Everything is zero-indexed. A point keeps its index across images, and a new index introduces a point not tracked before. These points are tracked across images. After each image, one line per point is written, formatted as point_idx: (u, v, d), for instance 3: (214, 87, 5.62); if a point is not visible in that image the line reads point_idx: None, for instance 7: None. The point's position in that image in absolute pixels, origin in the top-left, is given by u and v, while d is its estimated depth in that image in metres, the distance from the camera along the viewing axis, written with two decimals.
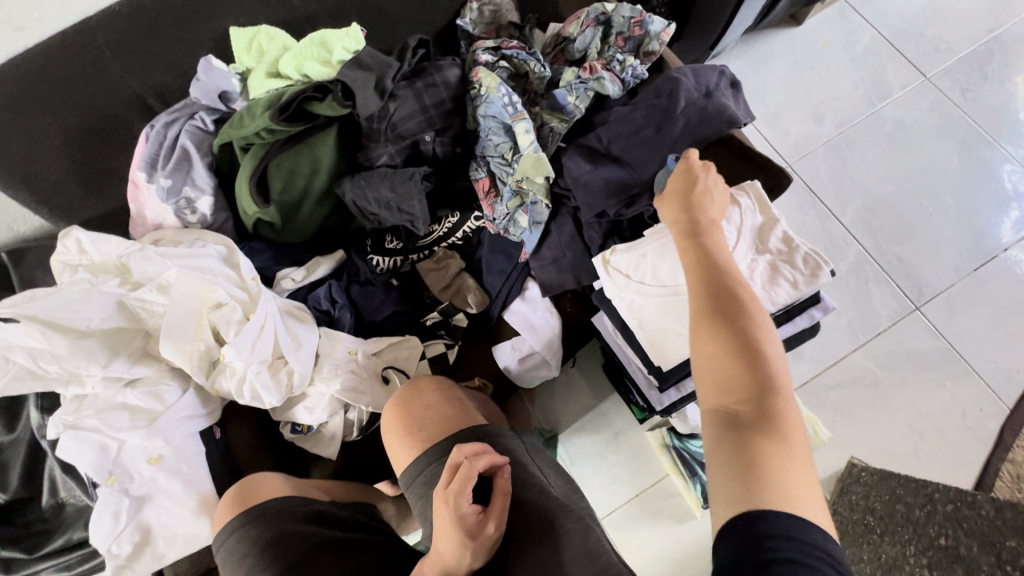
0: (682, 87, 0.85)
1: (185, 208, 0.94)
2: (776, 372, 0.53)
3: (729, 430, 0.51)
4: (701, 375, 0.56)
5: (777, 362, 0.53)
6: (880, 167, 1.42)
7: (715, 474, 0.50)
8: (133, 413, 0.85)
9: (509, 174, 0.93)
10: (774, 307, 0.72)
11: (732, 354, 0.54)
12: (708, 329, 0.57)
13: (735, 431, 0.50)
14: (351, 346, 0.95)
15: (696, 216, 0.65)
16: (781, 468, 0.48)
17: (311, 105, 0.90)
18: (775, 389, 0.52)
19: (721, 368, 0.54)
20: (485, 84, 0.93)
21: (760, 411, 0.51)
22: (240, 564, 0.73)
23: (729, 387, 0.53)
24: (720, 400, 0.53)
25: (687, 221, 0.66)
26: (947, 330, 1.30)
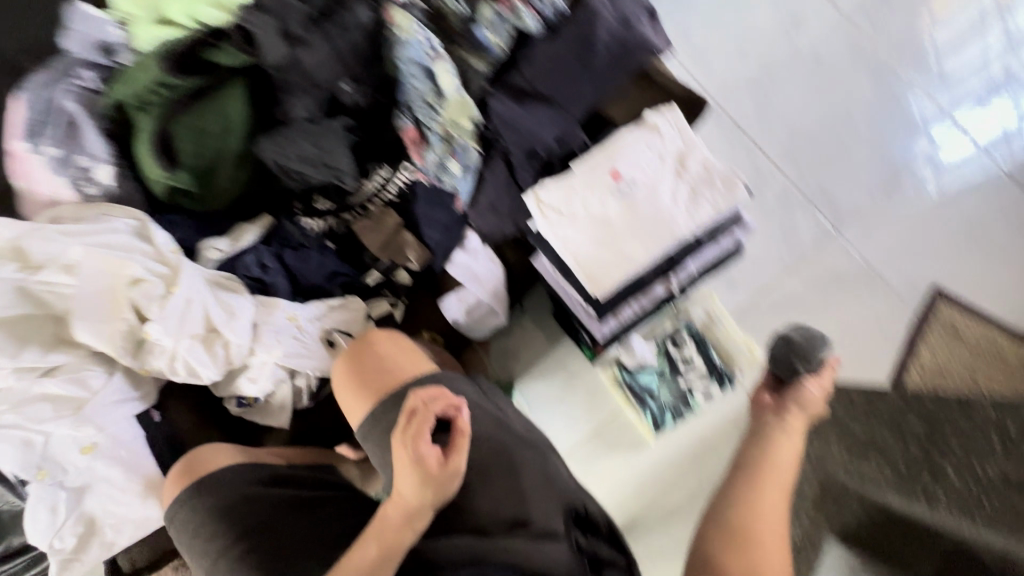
0: (600, 19, 0.84)
1: (82, 179, 0.86)
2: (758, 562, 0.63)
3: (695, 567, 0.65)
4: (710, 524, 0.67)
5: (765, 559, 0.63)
6: (799, 100, 1.49)
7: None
8: (57, 404, 0.80)
9: (435, 121, 0.90)
10: (696, 226, 0.75)
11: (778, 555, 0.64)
12: (742, 499, 0.67)
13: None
14: (290, 312, 0.92)
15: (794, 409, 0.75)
16: None
17: (208, 52, 0.86)
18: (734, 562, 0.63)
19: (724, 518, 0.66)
20: (401, 26, 0.88)
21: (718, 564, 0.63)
22: (198, 532, 0.72)
23: (756, 559, 0.63)
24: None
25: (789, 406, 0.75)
26: (862, 249, 1.41)
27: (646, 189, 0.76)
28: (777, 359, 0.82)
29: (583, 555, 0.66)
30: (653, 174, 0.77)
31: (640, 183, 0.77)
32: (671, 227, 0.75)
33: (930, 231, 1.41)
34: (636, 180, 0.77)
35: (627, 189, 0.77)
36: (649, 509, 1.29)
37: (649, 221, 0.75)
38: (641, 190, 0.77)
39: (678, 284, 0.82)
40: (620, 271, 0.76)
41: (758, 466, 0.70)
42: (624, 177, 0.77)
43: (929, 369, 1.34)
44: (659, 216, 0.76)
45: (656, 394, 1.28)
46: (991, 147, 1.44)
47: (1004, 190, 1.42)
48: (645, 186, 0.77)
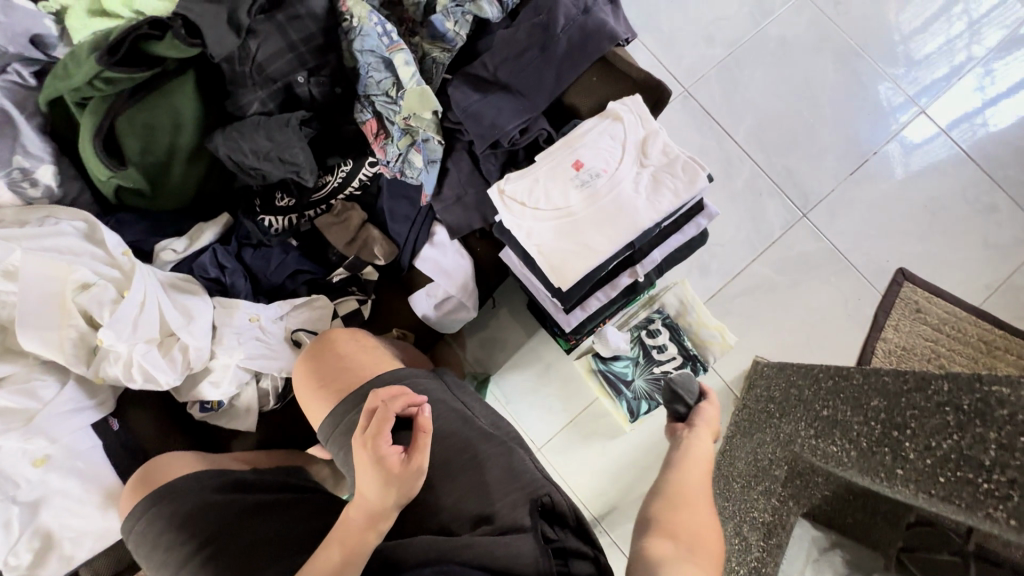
0: (559, 3, 0.82)
1: (20, 180, 0.81)
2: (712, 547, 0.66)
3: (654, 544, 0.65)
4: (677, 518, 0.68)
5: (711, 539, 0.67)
6: (767, 85, 1.49)
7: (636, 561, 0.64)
8: (3, 416, 0.76)
9: (395, 112, 0.88)
10: (659, 216, 0.74)
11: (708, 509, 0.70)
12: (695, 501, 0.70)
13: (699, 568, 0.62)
14: (251, 312, 0.89)
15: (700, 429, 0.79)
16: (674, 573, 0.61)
17: (150, 45, 0.77)
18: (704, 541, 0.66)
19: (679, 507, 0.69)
20: (356, 14, 0.85)
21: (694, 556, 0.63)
22: (157, 543, 0.70)
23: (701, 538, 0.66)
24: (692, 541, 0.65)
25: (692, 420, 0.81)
26: (829, 232, 1.44)
27: (608, 178, 0.75)
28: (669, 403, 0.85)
29: (549, 547, 0.63)
30: (615, 163, 0.76)
31: (602, 172, 0.76)
32: (633, 216, 0.74)
33: (895, 213, 1.44)
34: (598, 170, 0.76)
35: (588, 178, 0.75)
36: (627, 495, 1.30)
37: (611, 211, 0.74)
38: (603, 179, 0.75)
39: (644, 273, 0.81)
40: (583, 261, 0.74)
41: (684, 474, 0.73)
42: (585, 166, 0.76)
43: (894, 347, 1.38)
44: (621, 207, 0.74)
45: (632, 380, 1.26)
46: (953, 129, 1.47)
47: (965, 170, 1.45)
48: (606, 175, 0.76)
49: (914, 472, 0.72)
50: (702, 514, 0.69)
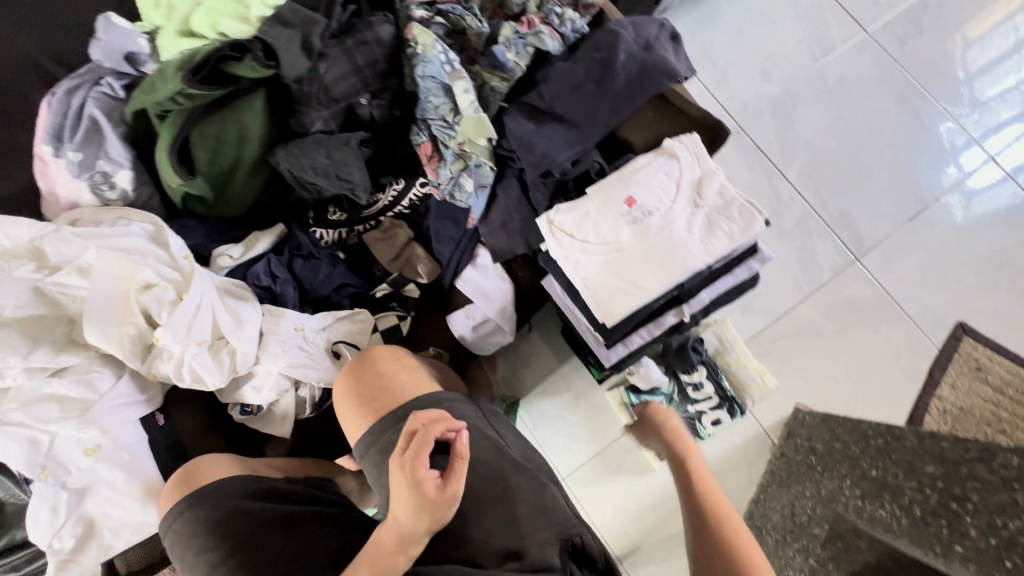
0: (621, 40, 0.83)
1: (102, 183, 0.86)
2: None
3: None
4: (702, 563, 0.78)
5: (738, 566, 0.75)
6: (823, 124, 1.46)
7: None
8: (64, 404, 0.81)
9: (451, 137, 0.90)
10: (711, 257, 0.72)
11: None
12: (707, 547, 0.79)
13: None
14: (297, 322, 0.92)
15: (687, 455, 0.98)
16: None
17: (229, 66, 0.82)
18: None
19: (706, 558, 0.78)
20: (421, 42, 0.88)
21: None
22: (191, 544, 0.72)
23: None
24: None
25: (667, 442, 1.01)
26: (883, 278, 1.37)
27: (661, 217, 0.74)
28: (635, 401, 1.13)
29: None
30: (668, 201, 0.75)
31: (655, 210, 0.75)
32: (684, 256, 0.72)
33: (957, 263, 1.37)
34: (651, 207, 0.75)
35: (640, 216, 0.75)
36: (651, 535, 1.26)
37: (662, 249, 0.73)
38: (656, 218, 0.74)
39: (690, 313, 0.80)
40: (631, 298, 0.73)
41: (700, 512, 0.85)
42: (638, 203, 0.75)
43: (949, 406, 1.29)
44: (673, 246, 0.73)
45: None
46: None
47: None
48: (659, 213, 0.75)
49: (973, 550, 0.87)
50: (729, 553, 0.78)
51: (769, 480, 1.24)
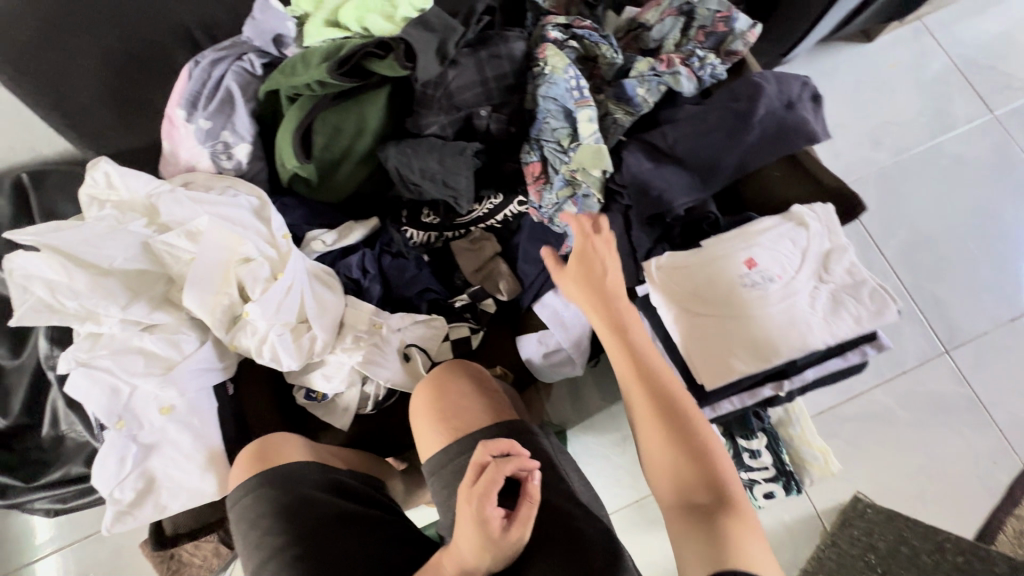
0: (763, 93, 0.79)
1: (221, 153, 0.88)
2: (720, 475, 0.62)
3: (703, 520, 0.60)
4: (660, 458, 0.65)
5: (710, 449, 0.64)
6: (931, 203, 1.38)
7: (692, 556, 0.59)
8: (149, 359, 0.83)
9: (564, 162, 0.88)
10: (833, 339, 0.67)
11: (682, 449, 0.64)
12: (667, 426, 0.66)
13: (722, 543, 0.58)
14: (377, 319, 0.92)
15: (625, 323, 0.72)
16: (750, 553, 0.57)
17: (371, 62, 0.82)
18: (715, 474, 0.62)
19: (665, 454, 0.65)
20: (552, 63, 0.87)
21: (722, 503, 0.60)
22: (257, 523, 0.72)
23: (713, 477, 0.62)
24: (691, 516, 0.61)
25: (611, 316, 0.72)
26: (972, 377, 1.28)
27: (782, 286, 0.70)
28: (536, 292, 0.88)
29: None
30: (791, 270, 0.71)
31: (775, 277, 0.71)
32: (804, 332, 0.68)
33: None
34: (772, 273, 0.71)
35: (759, 280, 0.71)
36: None
37: (779, 320, 0.68)
38: (775, 286, 0.70)
39: (789, 389, 0.75)
40: (737, 364, 0.68)
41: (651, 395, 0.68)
42: (758, 266, 0.71)
43: None
44: (792, 320, 0.68)
45: None
46: None
47: None
48: (781, 281, 0.70)
49: None
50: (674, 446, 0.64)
51: (816, 569, 1.19)
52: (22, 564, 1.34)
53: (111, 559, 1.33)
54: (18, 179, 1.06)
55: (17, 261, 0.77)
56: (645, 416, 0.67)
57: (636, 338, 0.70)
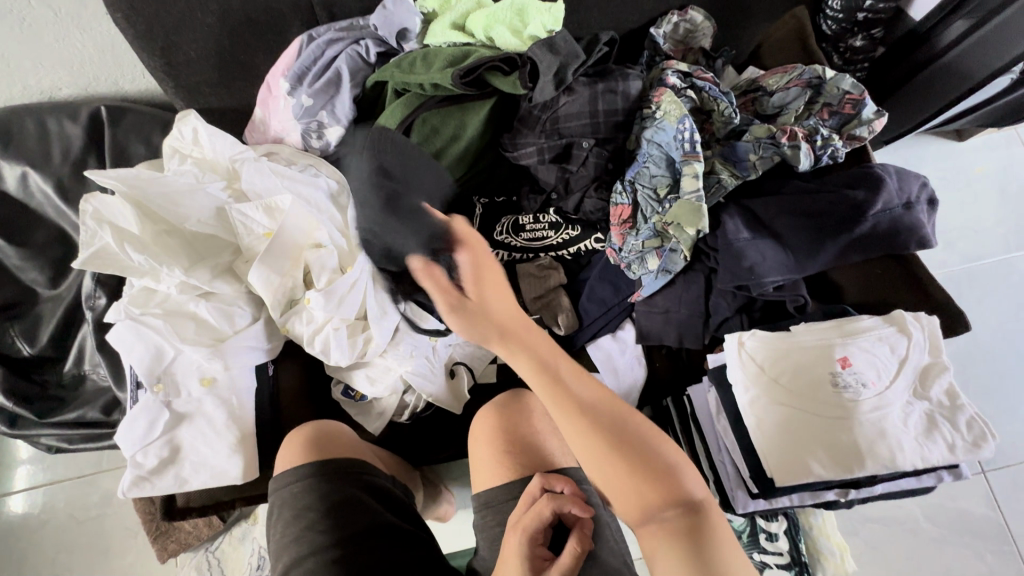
0: (884, 189, 0.76)
1: (313, 131, 0.86)
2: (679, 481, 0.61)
3: (680, 539, 0.57)
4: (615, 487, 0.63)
5: (661, 455, 0.63)
6: (994, 317, 1.34)
7: None
8: (200, 326, 0.80)
9: (656, 212, 0.84)
10: (923, 463, 0.64)
11: (629, 461, 0.62)
12: (601, 446, 0.64)
13: (701, 558, 0.55)
14: (433, 331, 0.88)
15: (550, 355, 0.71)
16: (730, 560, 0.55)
17: (493, 75, 0.80)
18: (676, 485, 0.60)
19: (621, 483, 0.63)
20: (665, 109, 0.84)
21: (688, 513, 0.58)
22: (300, 517, 0.71)
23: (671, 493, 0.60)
24: (663, 535, 0.58)
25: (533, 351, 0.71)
26: (1005, 503, 1.24)
27: (876, 394, 0.66)
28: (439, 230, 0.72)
29: None
30: (886, 379, 0.68)
31: (868, 383, 0.67)
32: (893, 451, 0.64)
33: None
34: (865, 378, 0.67)
35: (852, 383, 0.67)
36: None
37: (866, 430, 0.65)
38: (869, 393, 0.66)
39: (851, 497, 0.72)
40: (814, 465, 0.65)
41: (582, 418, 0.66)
42: (853, 367, 0.68)
43: None
44: (882, 434, 0.65)
45: None
46: None
47: None
48: (875, 389, 0.67)
49: None
50: (620, 468, 0.63)
51: None
52: (4, 491, 1.31)
53: (93, 506, 1.30)
54: (96, 110, 1.03)
55: (93, 204, 0.76)
56: (593, 442, 0.65)
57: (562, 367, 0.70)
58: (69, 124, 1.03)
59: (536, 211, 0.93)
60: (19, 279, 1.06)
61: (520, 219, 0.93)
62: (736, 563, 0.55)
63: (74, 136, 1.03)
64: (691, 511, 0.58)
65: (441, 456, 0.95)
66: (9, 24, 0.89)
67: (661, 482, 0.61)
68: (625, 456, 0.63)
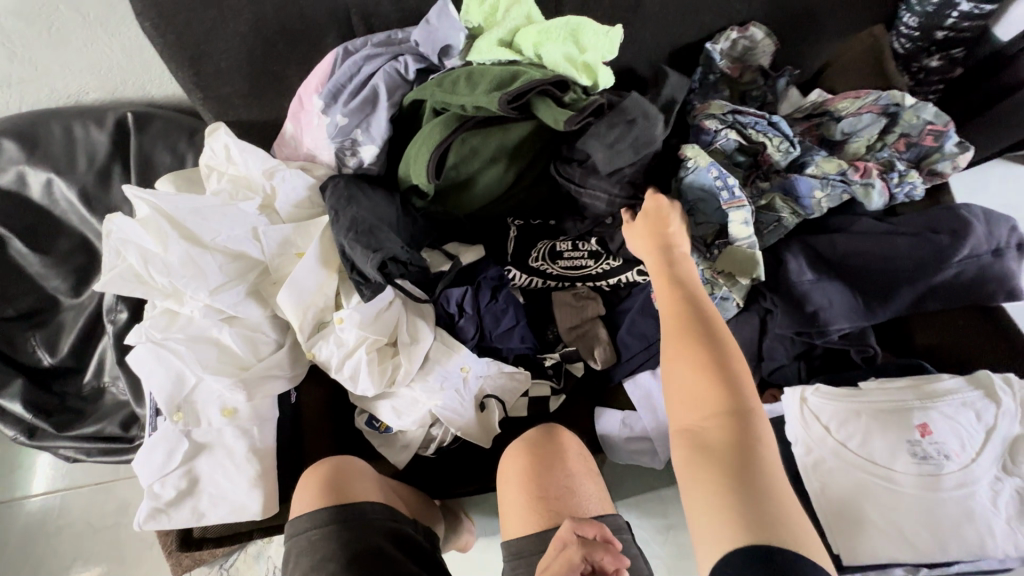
0: (972, 234, 0.69)
1: (347, 149, 0.81)
2: (744, 394, 0.54)
3: (719, 449, 0.52)
4: (672, 379, 0.58)
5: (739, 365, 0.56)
6: None
7: (706, 499, 0.50)
8: (223, 353, 0.76)
9: (704, 258, 0.77)
10: (1014, 550, 0.57)
11: (699, 358, 0.57)
12: (679, 334, 0.60)
13: (735, 477, 0.50)
14: (465, 363, 0.82)
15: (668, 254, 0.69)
16: (766, 500, 0.48)
17: (541, 100, 0.73)
18: (740, 398, 0.54)
19: (678, 374, 0.58)
20: (697, 160, 0.74)
21: (738, 430, 0.52)
22: (321, 566, 0.66)
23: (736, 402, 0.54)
24: (697, 442, 0.53)
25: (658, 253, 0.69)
26: None
27: (961, 469, 0.59)
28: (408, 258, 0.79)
29: None
30: (972, 450, 0.60)
31: (951, 455, 0.60)
32: (981, 534, 0.58)
33: None
34: (948, 449, 0.60)
35: (932, 453, 0.60)
36: None
37: (949, 508, 0.58)
38: (953, 466, 0.60)
39: None
40: (887, 543, 0.59)
41: (676, 308, 0.62)
42: (934, 436, 0.61)
43: None
44: (968, 515, 0.58)
45: None
46: None
47: None
48: (959, 461, 0.60)
49: None
50: (685, 360, 0.57)
51: None
52: (21, 494, 1.30)
53: (110, 514, 1.29)
54: (123, 116, 1.00)
55: (116, 224, 0.73)
56: (669, 331, 0.61)
57: (681, 269, 0.67)
58: (95, 130, 1.00)
59: (575, 240, 0.88)
60: (41, 287, 1.04)
61: (558, 246, 0.87)
62: (781, 502, 0.48)
63: (100, 142, 1.00)
64: (743, 431, 0.52)
65: (464, 489, 0.90)
66: (36, 26, 0.86)
67: (721, 389, 0.54)
68: (701, 351, 0.57)
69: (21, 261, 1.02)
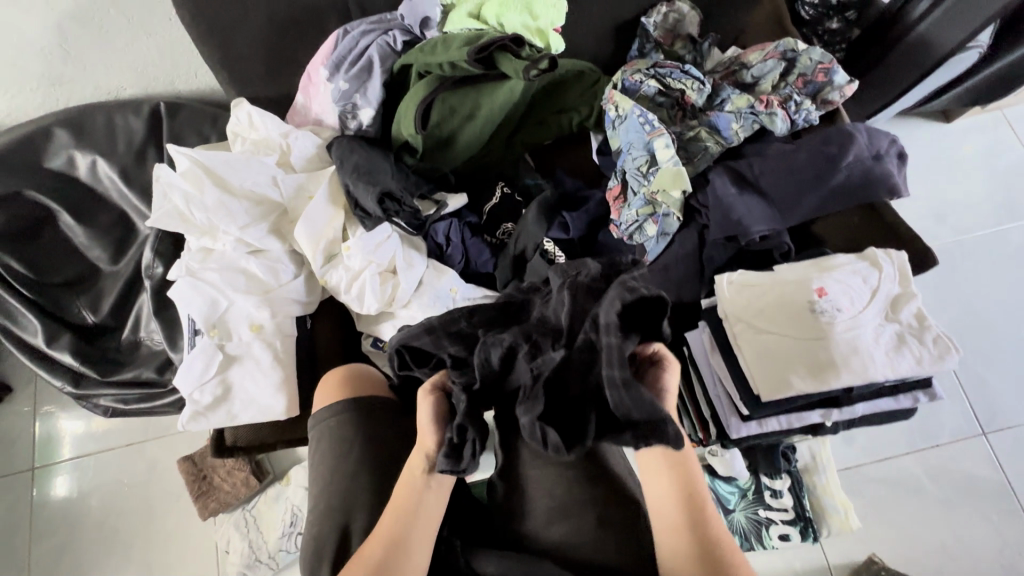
0: (854, 143, 0.85)
1: (348, 113, 0.98)
2: None
3: None
4: None
5: None
6: (990, 288, 1.39)
7: None
8: (250, 280, 0.92)
9: (643, 185, 0.93)
10: (892, 374, 0.72)
11: None
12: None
13: None
14: (453, 285, 0.97)
15: (700, 501, 0.67)
16: None
17: (502, 55, 0.90)
18: None
19: None
20: (620, 108, 0.95)
21: None
22: (337, 448, 0.81)
23: None
24: None
25: (686, 493, 0.67)
26: (1007, 464, 1.27)
27: (850, 317, 0.74)
28: (401, 184, 0.96)
29: None
30: (859, 305, 0.75)
31: (843, 309, 0.75)
32: (865, 364, 0.73)
33: None
34: (841, 304, 0.75)
35: (827, 308, 0.75)
36: None
37: (841, 346, 0.73)
38: (843, 316, 0.74)
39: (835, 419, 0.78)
40: (796, 380, 0.73)
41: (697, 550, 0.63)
42: (829, 295, 0.76)
43: None
44: (855, 350, 0.73)
45: (731, 509, 1.21)
46: None
47: None
48: (848, 313, 0.75)
49: None
50: None
51: None
52: (55, 460, 1.42)
53: (139, 473, 1.41)
54: (156, 106, 1.18)
55: (163, 172, 0.90)
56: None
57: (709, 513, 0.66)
58: (132, 119, 1.17)
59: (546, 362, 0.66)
60: (85, 257, 1.19)
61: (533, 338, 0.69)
62: None
63: (136, 128, 1.17)
64: None
65: None
66: (88, 29, 1.04)
67: None
68: None
69: (68, 234, 1.18)
